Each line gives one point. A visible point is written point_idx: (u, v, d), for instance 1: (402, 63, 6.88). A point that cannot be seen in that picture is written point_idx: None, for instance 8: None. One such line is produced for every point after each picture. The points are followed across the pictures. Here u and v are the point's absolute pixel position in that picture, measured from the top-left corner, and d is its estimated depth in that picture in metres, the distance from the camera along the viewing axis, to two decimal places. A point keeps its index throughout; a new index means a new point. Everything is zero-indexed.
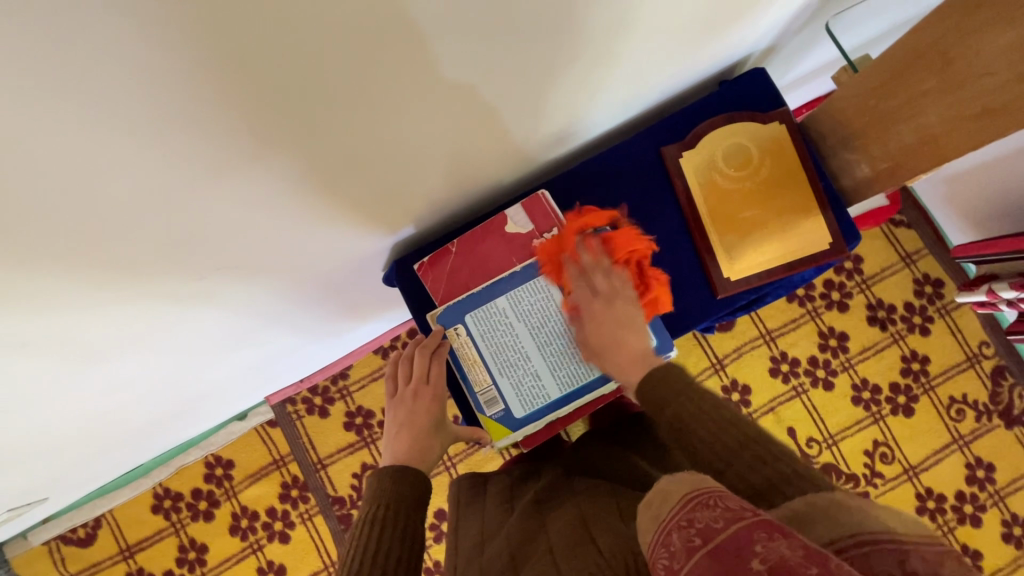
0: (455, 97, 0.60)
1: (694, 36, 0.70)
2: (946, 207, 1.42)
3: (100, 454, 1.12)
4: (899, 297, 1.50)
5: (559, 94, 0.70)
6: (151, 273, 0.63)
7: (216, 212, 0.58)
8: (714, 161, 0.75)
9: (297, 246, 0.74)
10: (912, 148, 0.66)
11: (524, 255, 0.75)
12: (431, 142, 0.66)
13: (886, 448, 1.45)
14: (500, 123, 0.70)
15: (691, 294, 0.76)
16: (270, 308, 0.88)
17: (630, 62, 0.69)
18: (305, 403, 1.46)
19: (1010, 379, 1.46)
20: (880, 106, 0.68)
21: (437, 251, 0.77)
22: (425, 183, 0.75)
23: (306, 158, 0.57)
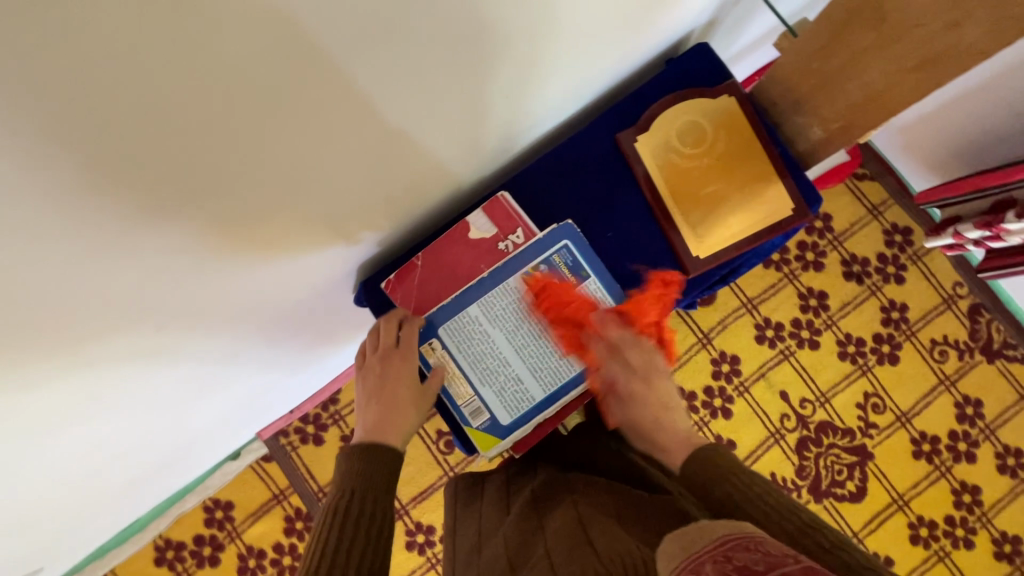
0: (397, 112, 0.58)
1: (634, 20, 0.69)
2: (906, 155, 1.44)
3: (90, 517, 1.08)
4: (871, 249, 1.52)
5: (504, 94, 0.68)
6: (113, 333, 0.60)
7: (163, 265, 0.55)
8: (669, 142, 0.75)
9: (258, 281, 0.71)
10: (860, 105, 0.67)
11: (492, 260, 0.75)
12: (382, 158, 0.65)
13: (877, 398, 1.47)
14: (449, 130, 0.68)
15: (662, 277, 0.75)
16: (243, 346, 0.86)
17: (573, 51, 0.68)
18: (298, 433, 1.43)
19: (987, 315, 1.49)
20: (823, 69, 0.68)
21: (403, 267, 0.76)
22: (382, 199, 0.74)
23: (254, 193, 0.55)
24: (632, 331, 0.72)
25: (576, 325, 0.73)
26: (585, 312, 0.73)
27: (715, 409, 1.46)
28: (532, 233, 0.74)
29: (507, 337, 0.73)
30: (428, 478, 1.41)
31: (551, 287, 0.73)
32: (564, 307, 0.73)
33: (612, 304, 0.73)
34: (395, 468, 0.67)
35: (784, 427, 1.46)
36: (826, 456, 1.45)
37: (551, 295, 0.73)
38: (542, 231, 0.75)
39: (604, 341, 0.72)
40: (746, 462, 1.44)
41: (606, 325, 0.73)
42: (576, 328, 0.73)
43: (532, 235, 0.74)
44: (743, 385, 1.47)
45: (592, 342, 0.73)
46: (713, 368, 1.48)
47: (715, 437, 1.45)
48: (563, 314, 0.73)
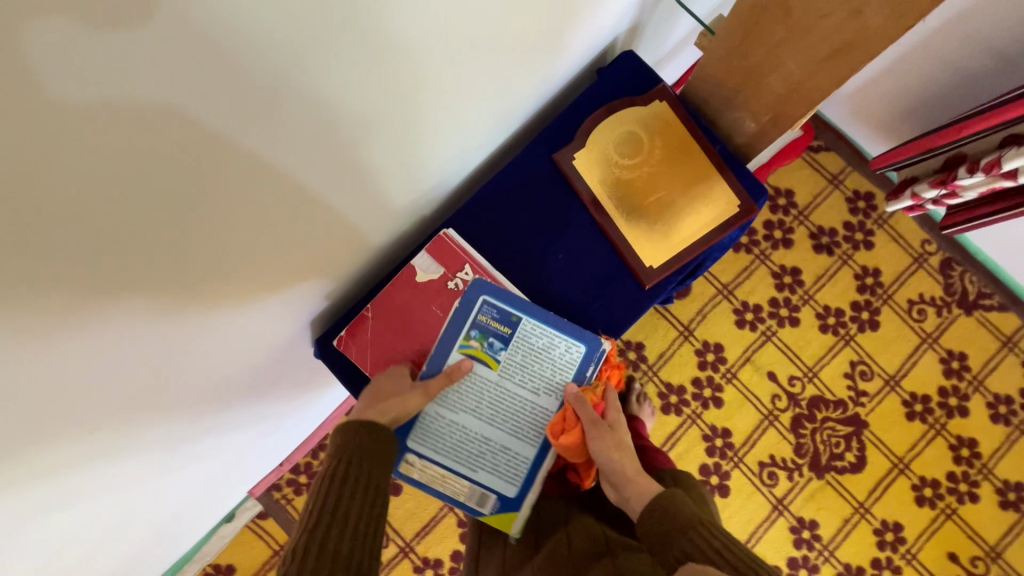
0: (314, 168, 0.56)
1: (546, 26, 0.67)
2: (857, 121, 1.45)
3: None
4: (837, 219, 1.53)
5: (427, 129, 0.67)
6: (67, 455, 0.57)
7: (101, 375, 0.53)
8: (606, 155, 0.74)
9: (210, 358, 0.69)
10: (784, 96, 0.66)
11: (443, 302, 0.74)
12: (311, 215, 0.62)
13: (864, 366, 1.48)
14: (376, 174, 0.66)
15: (619, 292, 0.74)
16: (212, 421, 0.83)
17: (490, 71, 0.66)
18: (291, 485, 1.41)
19: (958, 268, 1.50)
20: (744, 64, 0.68)
21: (355, 320, 0.74)
22: (322, 252, 0.71)
23: (185, 281, 0.53)
24: (585, 346, 0.72)
25: (528, 368, 0.73)
26: (531, 350, 0.73)
27: (705, 400, 1.46)
28: (480, 267, 0.73)
29: (474, 418, 0.73)
30: (429, 512, 1.39)
31: (490, 345, 0.72)
32: (512, 358, 0.73)
33: (558, 332, 0.72)
34: (390, 450, 0.66)
35: (776, 408, 1.46)
36: (822, 431, 1.45)
37: (494, 353, 0.72)
38: (491, 266, 0.74)
39: (563, 369, 0.73)
40: (744, 448, 1.44)
41: (558, 356, 0.72)
42: (531, 371, 0.73)
43: (481, 269, 0.73)
44: (731, 372, 1.47)
45: (549, 375, 0.73)
46: (698, 359, 1.47)
47: (710, 428, 1.45)
48: (513, 365, 0.73)
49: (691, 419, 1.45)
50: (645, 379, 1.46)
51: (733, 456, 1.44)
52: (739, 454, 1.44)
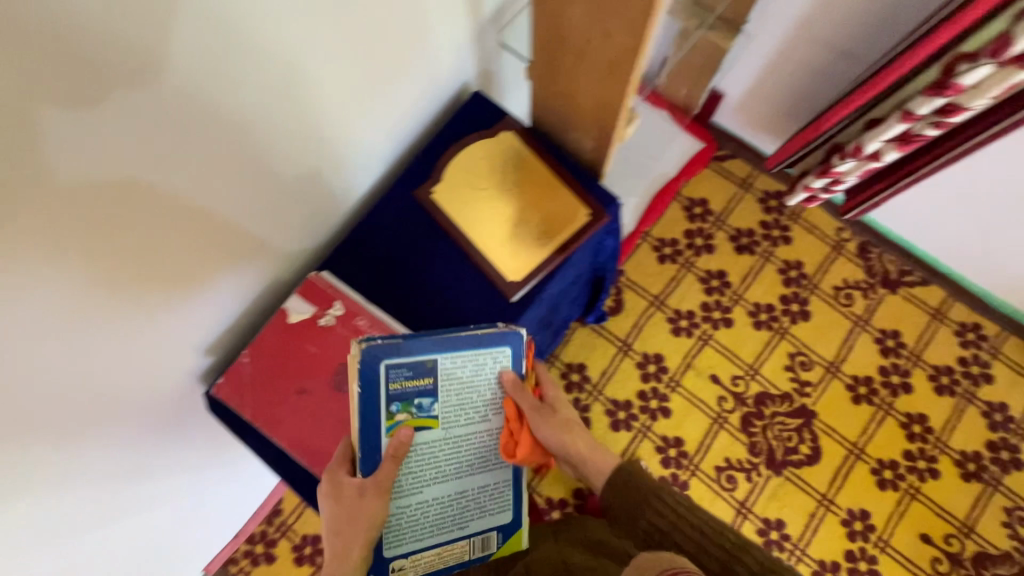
0: (144, 219, 0.60)
1: (371, 70, 0.74)
2: (751, 127, 1.55)
3: None
4: (752, 220, 1.60)
5: (266, 172, 0.71)
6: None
7: None
8: (462, 186, 0.80)
9: (101, 430, 0.71)
10: (594, 111, 0.71)
11: (318, 341, 0.73)
12: (162, 268, 0.66)
13: (803, 356, 1.50)
14: (224, 222, 0.70)
15: (490, 309, 0.78)
16: (127, 497, 0.84)
17: (328, 117, 0.74)
18: (248, 556, 1.38)
19: (875, 250, 1.56)
20: (556, 88, 0.73)
21: (233, 367, 0.71)
22: (195, 307, 0.74)
23: (34, 355, 0.56)
24: (505, 345, 0.73)
25: (462, 400, 0.73)
26: (456, 384, 0.73)
27: (653, 411, 1.47)
28: (351, 302, 0.74)
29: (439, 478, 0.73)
30: None
31: (418, 406, 0.71)
32: (444, 398, 0.72)
33: (478, 354, 0.72)
34: None
35: (724, 410, 1.47)
36: (772, 427, 1.45)
37: (428, 411, 0.71)
38: (361, 299, 0.75)
39: (488, 381, 0.74)
40: (699, 455, 1.44)
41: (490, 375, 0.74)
42: (465, 399, 0.73)
43: (352, 304, 0.74)
44: (674, 380, 1.49)
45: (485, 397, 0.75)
46: (641, 372, 1.49)
47: (662, 439, 1.45)
48: (448, 403, 0.72)
49: (642, 433, 1.45)
50: (591, 399, 1.47)
51: (689, 465, 1.43)
52: (694, 462, 1.43)
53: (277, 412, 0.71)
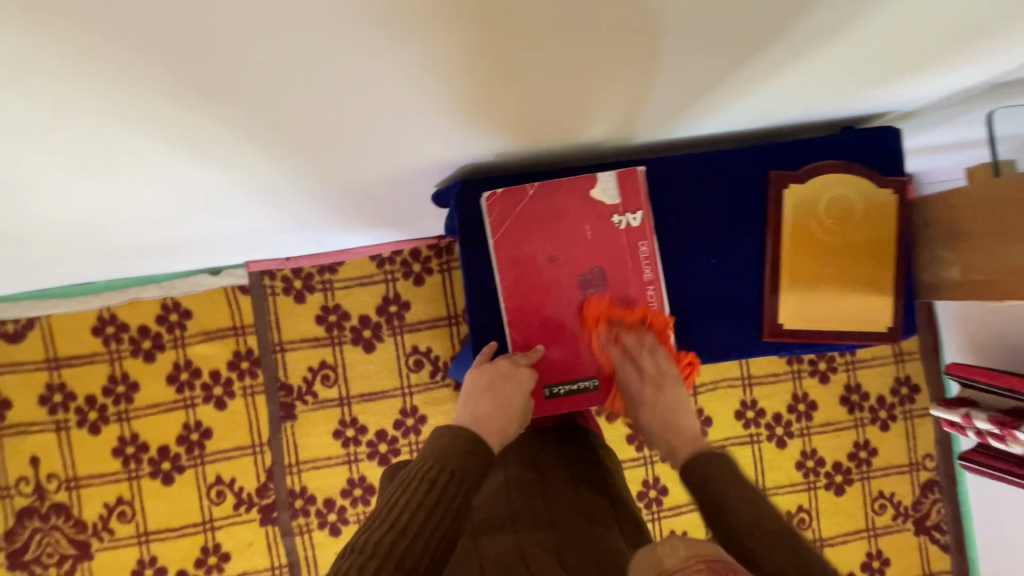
0: (493, 56, 0.51)
1: (828, 62, 0.59)
2: (956, 323, 1.42)
3: (45, 262, 0.99)
4: (875, 388, 1.52)
5: (636, 88, 0.61)
6: (182, 107, 0.52)
7: (293, 87, 0.51)
8: (817, 203, 0.75)
9: (359, 139, 0.65)
10: (1017, 270, 0.64)
11: (598, 227, 0.76)
12: (471, 91, 0.57)
13: (806, 515, 1.51)
14: (575, 97, 0.62)
15: (741, 331, 0.77)
16: (294, 191, 0.79)
17: (744, 82, 0.62)
18: (284, 282, 1.38)
19: (935, 494, 1.53)
20: (1010, 218, 0.64)
21: (512, 188, 0.75)
22: (502, 131, 0.69)
23: (408, 62, 0.50)
24: None
25: None
26: None
27: None
28: (648, 223, 0.75)
29: None
30: (383, 384, 1.41)
31: None
32: None
33: None
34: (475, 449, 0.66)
35: None
36: None
37: None
38: (655, 228, 0.76)
39: None
40: (668, 512, 1.45)
41: None
42: None
43: (647, 225, 0.75)
44: None
45: None
46: None
47: (653, 478, 1.45)
48: None
49: (644, 461, 1.45)
50: None
51: (654, 512, 1.45)
52: (659, 513, 1.45)
53: (514, 253, 0.76)
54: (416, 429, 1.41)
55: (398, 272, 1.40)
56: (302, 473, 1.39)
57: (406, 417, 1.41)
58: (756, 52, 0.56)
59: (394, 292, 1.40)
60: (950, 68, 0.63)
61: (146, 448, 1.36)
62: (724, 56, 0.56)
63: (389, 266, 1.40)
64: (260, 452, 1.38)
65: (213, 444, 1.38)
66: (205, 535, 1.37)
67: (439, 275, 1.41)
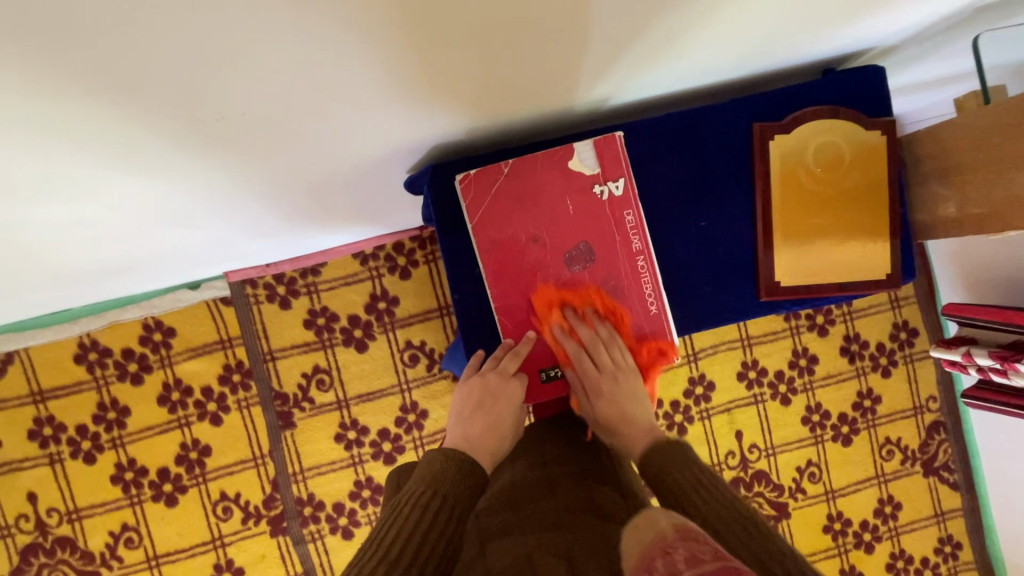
0: (444, 23, 0.47)
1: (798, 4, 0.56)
2: (950, 263, 1.41)
3: (11, 294, 0.95)
4: (874, 336, 1.52)
5: (601, 47, 0.57)
6: (118, 110, 0.48)
7: (236, 78, 0.47)
8: (804, 151, 0.72)
9: (319, 130, 0.61)
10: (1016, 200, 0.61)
11: (579, 199, 0.73)
12: (425, 64, 0.53)
13: (816, 469, 1.51)
14: (537, 62, 0.58)
15: (737, 291, 0.75)
16: (260, 193, 0.75)
17: (713, 31, 0.59)
18: (267, 289, 1.34)
19: (941, 435, 1.53)
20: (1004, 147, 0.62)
21: (487, 167, 0.72)
22: (467, 107, 0.65)
23: (357, 38, 0.46)
24: None
25: None
26: None
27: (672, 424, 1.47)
28: (631, 190, 0.72)
29: None
30: (380, 382, 1.38)
31: None
32: None
33: None
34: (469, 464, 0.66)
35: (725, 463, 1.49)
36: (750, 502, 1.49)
37: None
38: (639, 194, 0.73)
39: None
40: None
41: None
42: None
43: (630, 192, 0.72)
44: (707, 412, 1.48)
45: None
46: (687, 386, 1.47)
47: None
48: None
49: None
50: None
51: None
52: None
53: (495, 235, 0.72)
54: (418, 424, 1.39)
55: (383, 267, 1.37)
56: (308, 480, 1.37)
57: (406, 413, 1.39)
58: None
59: (381, 289, 1.37)
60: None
61: (145, 472, 1.33)
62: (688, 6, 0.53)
63: (373, 262, 1.36)
64: (262, 464, 1.36)
65: (213, 461, 1.35)
66: (216, 552, 1.36)
67: (425, 266, 1.37)
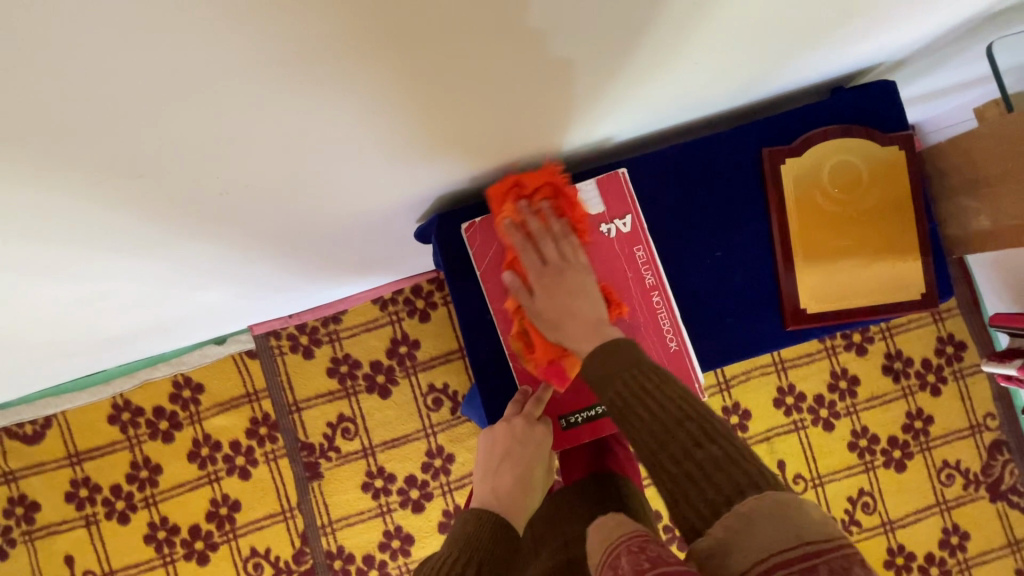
0: (434, 81, 0.48)
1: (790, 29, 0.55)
2: (992, 270, 1.33)
3: (46, 362, 0.98)
4: (918, 352, 1.44)
5: (593, 88, 0.58)
6: (130, 188, 0.50)
7: (239, 154, 0.49)
8: (819, 174, 0.70)
9: (323, 190, 0.62)
10: None
11: (587, 239, 0.72)
12: (420, 121, 0.54)
13: (869, 498, 1.41)
14: (531, 109, 0.59)
15: (761, 321, 0.72)
16: (274, 252, 0.77)
17: (705, 61, 0.58)
18: (290, 339, 1.36)
19: (1004, 455, 1.42)
20: None
21: (492, 213, 0.72)
22: (469, 157, 0.66)
23: (351, 102, 0.47)
24: None
25: None
26: None
27: None
28: (639, 226, 0.71)
29: None
30: (405, 428, 1.37)
31: None
32: None
33: None
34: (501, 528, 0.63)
35: None
36: None
37: None
38: (648, 229, 0.72)
39: None
40: None
41: None
42: None
43: (639, 228, 0.71)
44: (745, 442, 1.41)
45: None
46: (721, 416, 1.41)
47: None
48: None
49: None
50: None
51: None
52: None
53: (505, 280, 0.72)
54: (445, 469, 1.36)
55: (402, 311, 1.37)
56: (337, 532, 1.35)
57: (433, 458, 1.36)
58: (711, 29, 0.52)
59: (401, 333, 1.37)
60: (927, 12, 0.58)
61: (177, 530, 1.34)
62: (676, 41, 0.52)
63: (392, 307, 1.37)
64: (291, 517, 1.35)
65: (243, 516, 1.35)
66: None
67: (444, 308, 1.37)
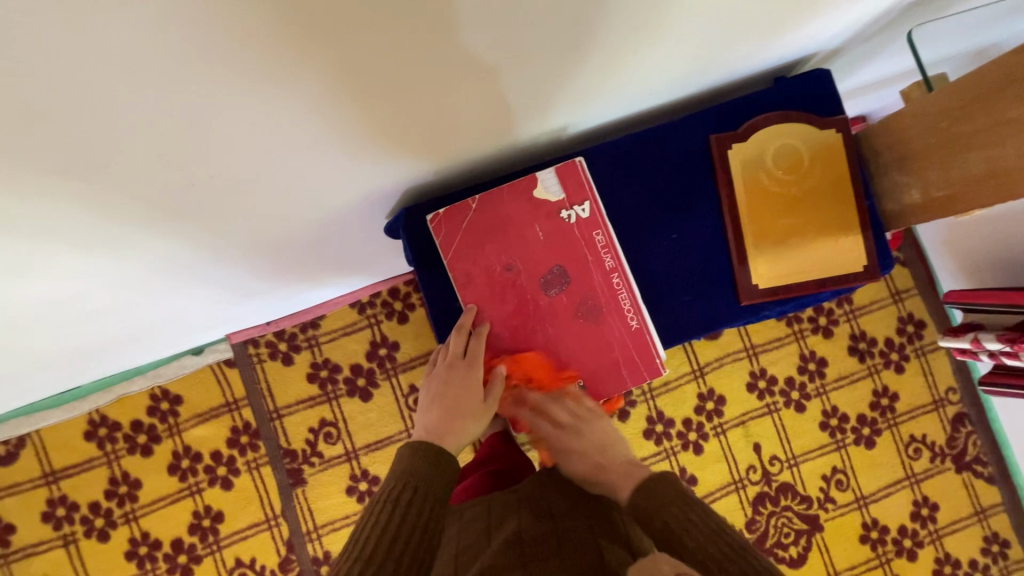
0: (387, 75, 0.51)
1: (721, 19, 0.59)
2: (944, 250, 1.40)
3: (17, 376, 0.97)
4: (881, 332, 1.50)
5: (543, 80, 0.61)
6: (95, 185, 0.52)
7: (200, 147, 0.51)
8: (763, 156, 0.74)
9: (289, 184, 0.64)
10: (977, 179, 0.63)
11: (548, 225, 0.75)
12: (377, 114, 0.57)
13: (842, 475, 1.46)
14: (485, 100, 0.62)
15: (717, 298, 0.76)
16: (245, 252, 0.78)
17: (647, 53, 0.62)
18: (268, 346, 1.36)
19: (967, 427, 1.49)
20: (955, 130, 0.64)
21: (455, 205, 0.75)
22: (429, 150, 0.69)
23: (308, 95, 0.50)
24: None
25: None
26: None
27: (687, 442, 1.44)
28: (597, 211, 0.75)
29: None
30: (387, 429, 1.38)
31: None
32: None
33: None
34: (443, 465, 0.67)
35: (747, 478, 1.44)
36: (779, 517, 1.44)
37: None
38: (606, 213, 0.75)
39: None
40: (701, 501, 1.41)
41: None
42: None
43: (597, 213, 0.75)
44: (722, 427, 1.45)
45: None
46: (698, 403, 1.45)
47: (680, 469, 1.43)
48: None
49: (667, 454, 1.43)
50: (640, 399, 1.44)
51: None
52: None
53: (471, 267, 0.75)
54: None
55: (381, 314, 1.38)
56: (323, 537, 1.35)
57: None
58: (646, 21, 0.56)
59: (380, 335, 1.38)
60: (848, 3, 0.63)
61: (160, 545, 1.32)
62: (615, 32, 0.56)
63: (371, 309, 1.39)
64: (276, 525, 1.34)
65: (226, 527, 1.34)
66: None
67: (422, 309, 1.39)
